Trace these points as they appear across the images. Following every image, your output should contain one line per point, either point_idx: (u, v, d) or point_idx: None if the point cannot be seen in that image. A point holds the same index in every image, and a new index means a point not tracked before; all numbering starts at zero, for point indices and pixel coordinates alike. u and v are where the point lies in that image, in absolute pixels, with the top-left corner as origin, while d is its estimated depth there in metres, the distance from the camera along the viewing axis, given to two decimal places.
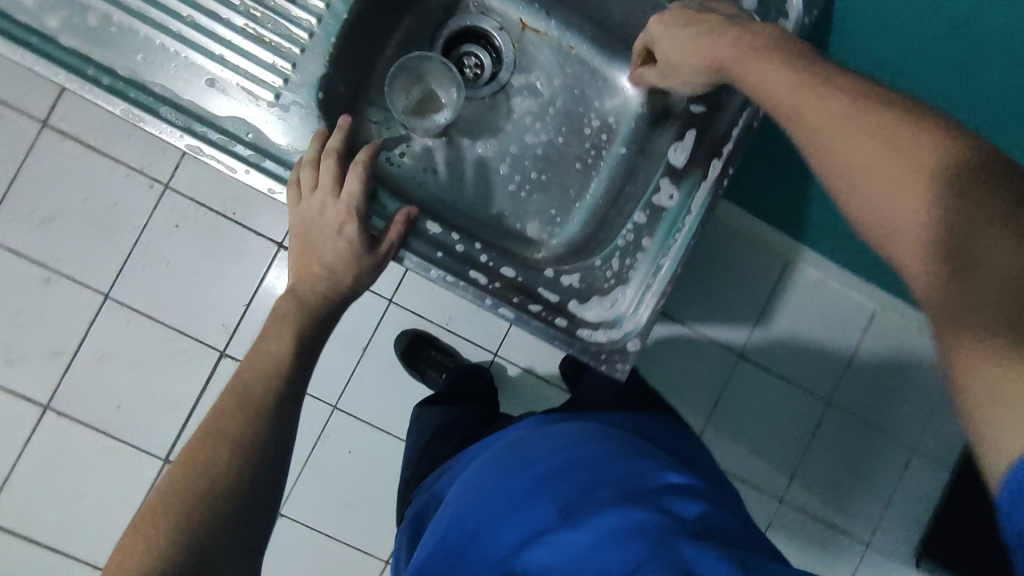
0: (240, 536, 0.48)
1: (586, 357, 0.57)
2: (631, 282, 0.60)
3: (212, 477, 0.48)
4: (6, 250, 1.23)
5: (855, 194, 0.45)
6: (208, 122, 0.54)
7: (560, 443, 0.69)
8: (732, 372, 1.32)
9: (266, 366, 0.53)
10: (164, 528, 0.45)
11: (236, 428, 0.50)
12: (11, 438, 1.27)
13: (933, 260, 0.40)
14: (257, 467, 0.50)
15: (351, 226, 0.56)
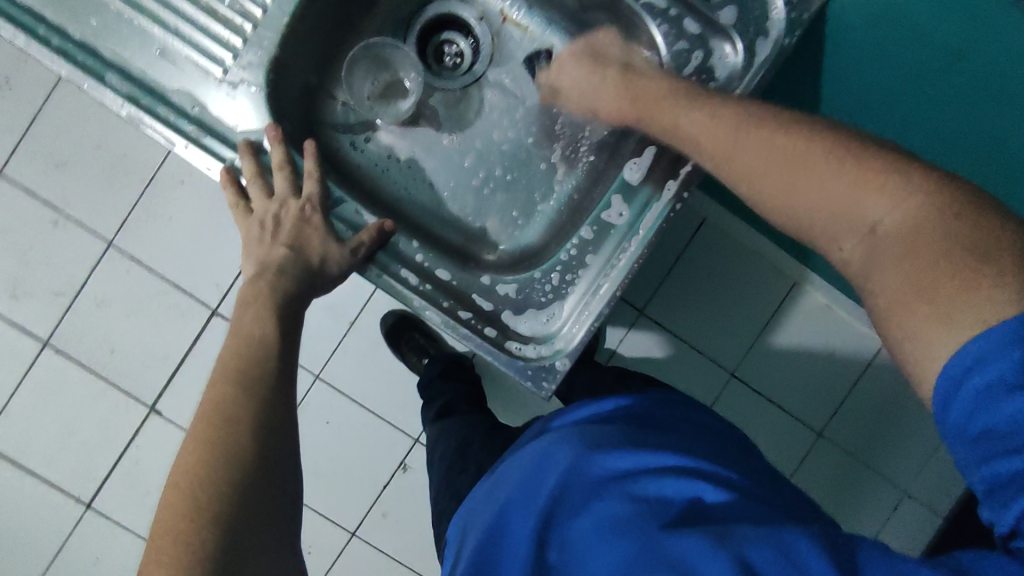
0: (268, 513, 0.47)
1: (512, 372, 0.55)
2: (569, 298, 0.59)
3: (224, 467, 0.45)
4: (19, 189, 1.27)
5: (778, 201, 0.51)
6: (154, 92, 0.55)
7: (542, 448, 0.66)
8: (722, 387, 1.29)
9: (251, 346, 0.50)
10: (195, 529, 0.43)
11: (235, 411, 0.47)
12: (12, 367, 1.33)
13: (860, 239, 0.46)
14: (264, 444, 0.48)
15: (315, 216, 0.56)
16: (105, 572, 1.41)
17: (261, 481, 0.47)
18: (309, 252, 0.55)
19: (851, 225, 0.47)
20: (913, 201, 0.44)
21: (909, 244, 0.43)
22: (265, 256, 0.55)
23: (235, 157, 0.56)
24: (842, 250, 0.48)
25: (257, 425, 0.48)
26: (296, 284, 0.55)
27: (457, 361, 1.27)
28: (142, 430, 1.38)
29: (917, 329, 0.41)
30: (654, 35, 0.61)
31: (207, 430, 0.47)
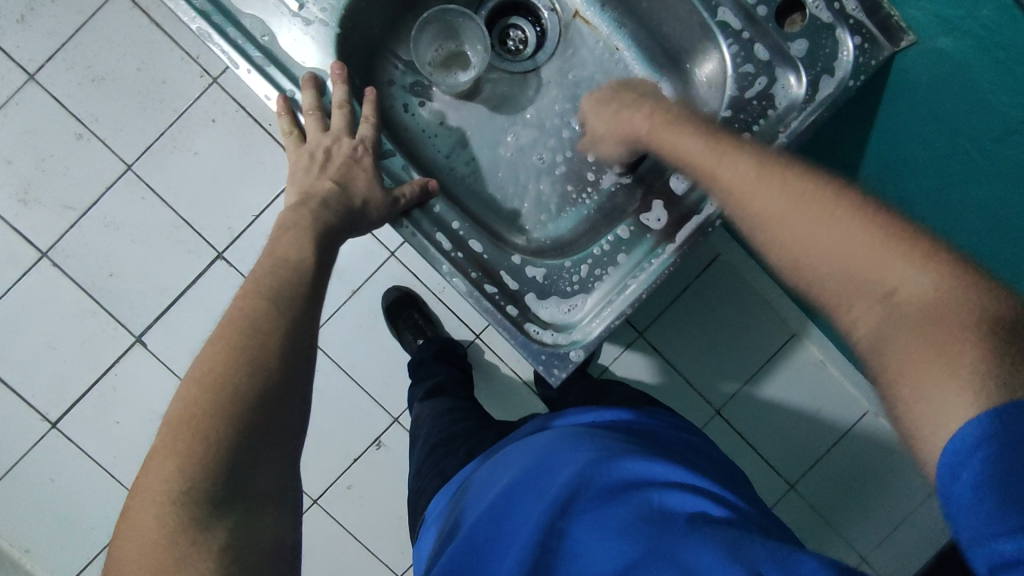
0: (276, 433, 0.44)
1: (526, 353, 0.56)
2: (593, 293, 0.59)
3: (245, 372, 0.44)
4: (48, 95, 1.27)
5: (788, 243, 0.49)
6: (228, 14, 0.55)
7: (556, 440, 0.65)
8: (710, 420, 1.29)
9: (285, 265, 0.49)
10: (204, 429, 0.42)
11: (264, 321, 0.46)
12: (5, 272, 1.32)
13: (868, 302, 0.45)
14: (284, 360, 0.46)
15: (366, 158, 0.56)
16: (57, 496, 1.39)
17: (277, 404, 0.45)
18: (354, 191, 0.54)
19: (869, 283, 0.45)
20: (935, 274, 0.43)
21: (930, 311, 0.42)
22: (308, 186, 0.55)
23: (295, 90, 0.56)
24: (850, 314, 0.46)
25: (280, 340, 0.46)
26: (337, 218, 0.53)
27: (451, 347, 1.27)
28: (123, 359, 1.37)
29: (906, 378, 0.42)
30: (725, 55, 0.61)
31: (228, 337, 0.45)
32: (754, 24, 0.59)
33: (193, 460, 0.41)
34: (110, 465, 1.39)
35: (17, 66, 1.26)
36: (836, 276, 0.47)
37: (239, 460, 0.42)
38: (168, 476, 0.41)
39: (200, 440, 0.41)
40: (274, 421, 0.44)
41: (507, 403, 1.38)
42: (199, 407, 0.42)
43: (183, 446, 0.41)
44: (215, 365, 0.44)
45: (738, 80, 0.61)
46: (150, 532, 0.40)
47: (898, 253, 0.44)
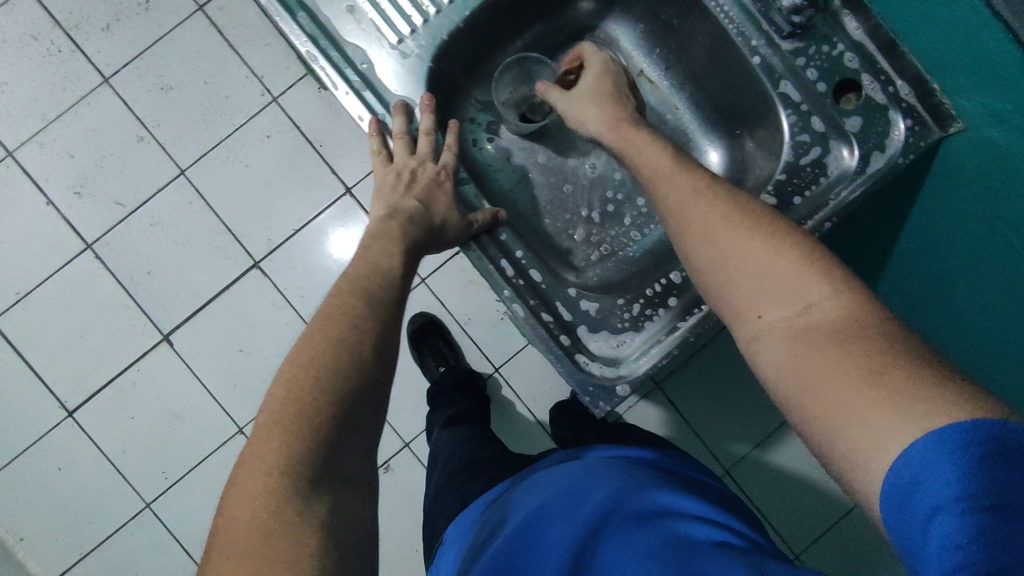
0: (362, 420, 0.50)
1: (575, 383, 0.58)
2: (642, 332, 0.61)
3: (344, 364, 0.50)
4: (118, 98, 1.40)
5: (720, 260, 0.55)
6: (333, 41, 0.60)
7: (583, 471, 0.67)
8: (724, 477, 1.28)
9: (378, 276, 0.56)
10: (309, 411, 0.48)
11: (363, 322, 0.53)
12: (51, 259, 1.40)
13: (777, 316, 0.50)
14: (376, 357, 0.52)
15: (448, 182, 0.61)
16: (61, 485, 1.39)
17: (363, 392, 0.51)
18: (435, 212, 0.60)
19: (784, 305, 0.50)
20: (851, 303, 0.47)
21: (838, 333, 0.46)
22: (394, 203, 0.60)
23: (386, 113, 0.61)
24: (760, 322, 0.51)
25: (374, 339, 0.53)
26: (419, 235, 0.58)
27: (471, 378, 1.28)
28: (148, 355, 1.41)
29: (821, 384, 0.45)
30: (783, 123, 0.65)
31: (331, 334, 0.52)
32: (813, 98, 0.63)
33: (297, 438, 0.47)
34: (118, 459, 1.40)
35: (95, 70, 1.40)
36: (759, 294, 0.52)
37: (333, 438, 0.48)
38: (274, 444, 0.47)
39: (301, 418, 0.48)
40: (362, 410, 0.51)
41: (519, 441, 1.38)
42: (304, 393, 0.49)
43: (287, 422, 0.48)
44: (313, 354, 0.51)
45: (794, 147, 0.64)
46: (258, 493, 0.46)
47: (819, 280, 0.49)
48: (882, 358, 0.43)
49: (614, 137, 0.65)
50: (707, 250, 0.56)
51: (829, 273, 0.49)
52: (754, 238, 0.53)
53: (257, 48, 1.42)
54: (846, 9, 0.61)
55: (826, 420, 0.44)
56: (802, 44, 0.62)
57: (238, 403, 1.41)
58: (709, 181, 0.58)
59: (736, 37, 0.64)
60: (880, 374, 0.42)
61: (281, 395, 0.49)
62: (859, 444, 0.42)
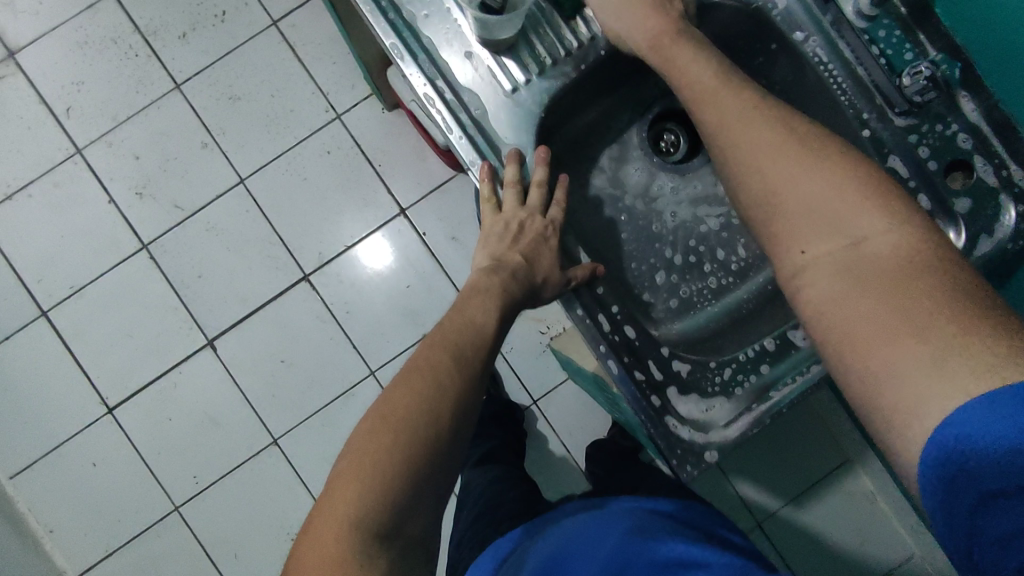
0: (435, 480, 0.49)
1: (663, 445, 0.57)
2: (732, 398, 0.61)
3: (426, 419, 0.49)
4: (187, 104, 1.43)
5: (774, 186, 0.51)
6: (450, 84, 0.60)
7: (594, 530, 0.66)
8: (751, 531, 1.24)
9: (462, 326, 0.56)
10: (385, 466, 0.46)
11: (450, 378, 0.52)
12: (107, 256, 1.42)
13: (820, 252, 0.48)
14: (457, 415, 0.51)
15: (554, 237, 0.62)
16: (94, 481, 1.40)
17: (443, 460, 0.50)
18: (538, 269, 0.61)
19: (832, 236, 0.48)
20: (906, 238, 0.45)
21: (896, 276, 0.44)
22: (498, 254, 0.62)
23: (498, 160, 0.62)
24: (806, 258, 0.49)
25: (457, 396, 0.52)
26: (521, 291, 0.60)
27: (510, 412, 1.29)
28: (191, 359, 1.41)
29: (878, 347, 0.43)
30: None
31: (415, 386, 0.51)
32: (923, 175, 0.61)
33: (371, 494, 0.45)
34: (151, 460, 1.40)
35: (168, 76, 1.43)
36: (796, 226, 0.50)
37: (409, 504, 0.47)
38: (348, 501, 0.45)
39: (379, 479, 0.46)
40: (437, 471, 0.49)
41: (551, 478, 1.36)
42: (384, 446, 0.47)
43: (362, 476, 0.46)
44: (397, 409, 0.50)
45: None
46: (328, 552, 0.44)
47: (878, 209, 0.46)
48: (954, 311, 0.41)
49: (650, 41, 0.59)
50: (748, 173, 0.52)
51: (885, 206, 0.47)
52: (814, 162, 0.50)
53: (325, 66, 1.44)
54: (965, 89, 0.60)
55: (862, 351, 0.44)
56: (915, 121, 0.61)
57: (274, 414, 1.41)
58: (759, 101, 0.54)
59: (846, 108, 0.63)
60: (945, 332, 0.40)
61: (358, 445, 0.48)
62: (893, 396, 0.41)
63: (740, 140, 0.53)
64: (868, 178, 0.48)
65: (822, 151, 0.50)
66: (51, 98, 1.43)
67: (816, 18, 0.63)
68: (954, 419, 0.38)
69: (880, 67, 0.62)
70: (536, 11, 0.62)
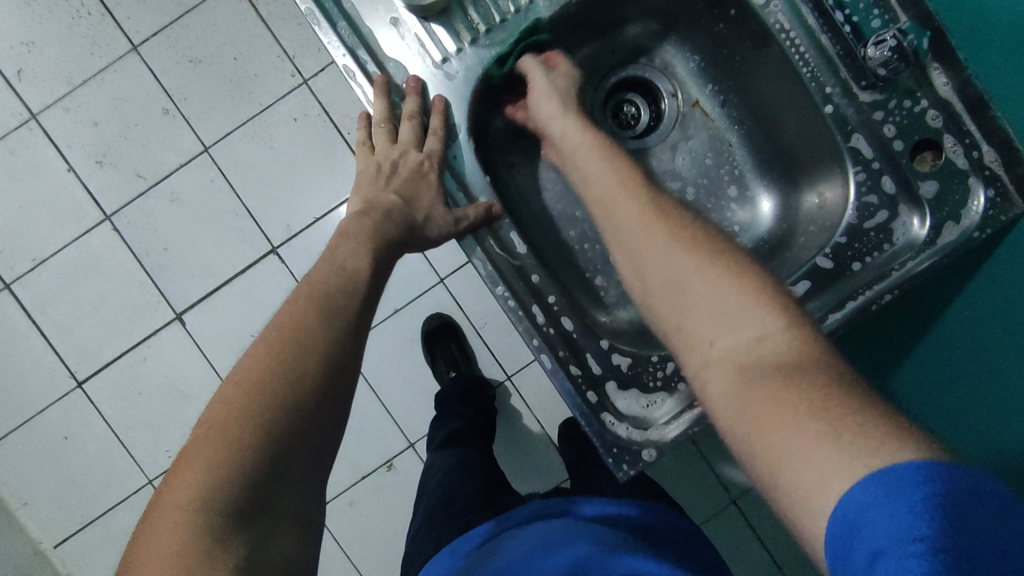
0: (297, 446, 0.51)
1: (599, 443, 0.59)
2: (674, 394, 0.61)
3: (286, 383, 0.52)
4: (145, 68, 1.37)
5: (674, 290, 0.53)
6: (371, 52, 0.62)
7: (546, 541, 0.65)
8: (712, 518, 1.20)
9: (341, 287, 0.60)
10: (241, 435, 0.49)
11: (313, 335, 0.56)
12: (69, 227, 1.38)
13: (720, 349, 0.49)
14: (322, 378, 0.54)
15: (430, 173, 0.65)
16: (66, 454, 1.40)
17: (299, 437, 0.51)
18: (416, 207, 0.66)
19: (739, 336, 0.48)
20: (799, 341, 0.47)
21: (790, 373, 0.45)
22: (373, 195, 0.69)
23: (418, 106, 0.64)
24: (711, 348, 0.49)
25: (323, 357, 0.55)
26: (397, 229, 0.66)
27: (480, 387, 1.25)
28: (160, 333, 1.39)
29: (781, 441, 0.43)
30: (850, 180, 0.65)
31: (277, 349, 0.54)
32: (887, 157, 0.61)
33: (227, 466, 0.48)
34: (123, 434, 1.39)
35: (124, 37, 1.36)
36: (693, 326, 0.51)
37: (263, 484, 0.48)
38: (191, 486, 0.47)
39: (228, 450, 0.48)
40: (300, 439, 0.51)
41: (524, 453, 1.35)
42: (241, 418, 0.50)
43: (216, 448, 0.48)
44: (241, 399, 0.51)
45: (858, 208, 0.64)
46: (173, 527, 0.45)
47: (772, 314, 0.48)
48: (852, 413, 0.41)
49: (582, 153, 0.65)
50: (657, 274, 0.54)
51: (774, 306, 0.49)
52: (709, 263, 0.52)
53: (290, 27, 1.37)
54: (936, 61, 0.58)
55: (767, 457, 0.43)
56: (882, 98, 0.60)
57: None
58: (658, 204, 0.57)
59: (810, 84, 0.62)
60: (844, 426, 0.41)
61: (217, 417, 0.50)
62: (802, 481, 0.41)
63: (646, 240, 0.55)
64: (761, 284, 0.50)
65: (724, 258, 0.52)
66: (1, 60, 1.36)
67: None
68: (846, 502, 0.38)
69: (845, 36, 0.59)
70: None
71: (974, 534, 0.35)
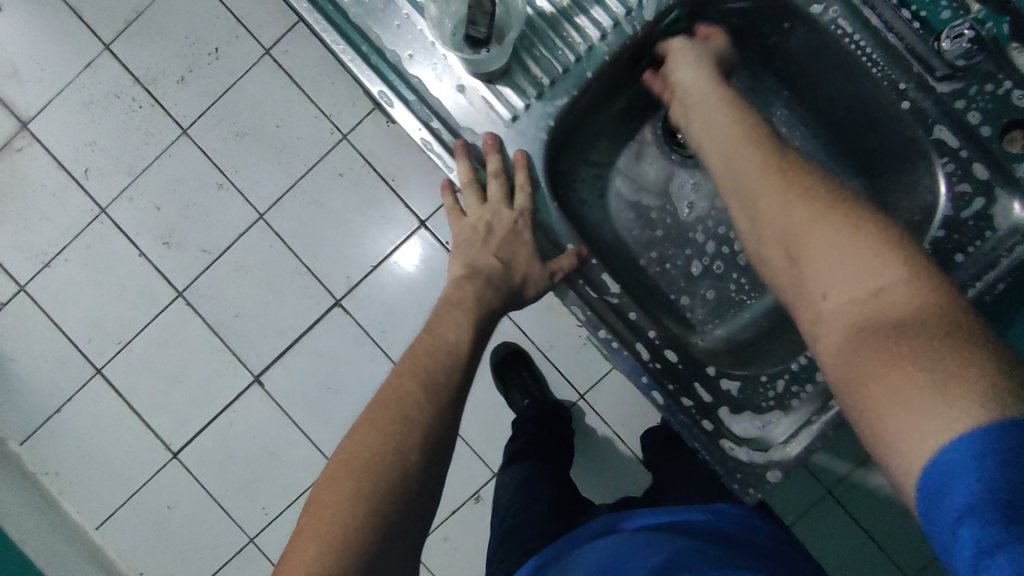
0: (406, 509, 0.56)
1: (724, 469, 0.63)
2: (790, 411, 0.65)
3: (392, 451, 0.57)
4: (197, 147, 1.44)
5: (800, 250, 0.55)
6: (444, 124, 0.67)
7: (613, 547, 0.74)
8: (804, 516, 1.17)
9: (446, 355, 0.64)
10: (357, 501, 0.54)
11: (417, 408, 0.60)
12: (147, 307, 1.46)
13: (839, 296, 0.51)
14: (423, 445, 0.58)
15: (523, 232, 0.69)
16: (171, 522, 1.46)
17: (404, 502, 0.56)
18: (515, 268, 0.70)
19: (854, 284, 0.50)
20: (923, 288, 0.47)
21: (909, 322, 0.46)
22: (473, 257, 0.71)
23: (506, 169, 0.69)
24: (825, 297, 0.53)
25: (425, 426, 0.59)
26: (498, 294, 0.69)
27: (557, 413, 1.27)
28: (241, 397, 1.45)
29: (885, 394, 0.45)
30: (940, 174, 0.67)
31: (383, 417, 0.59)
32: (975, 144, 0.65)
33: (347, 531, 0.52)
34: (220, 496, 1.45)
35: (174, 123, 1.44)
36: (817, 272, 0.53)
37: (375, 558, 0.52)
38: (308, 563, 0.51)
39: (345, 516, 0.53)
40: (408, 503, 0.56)
41: (610, 470, 1.35)
42: (356, 486, 0.55)
43: (333, 519, 0.53)
44: (346, 472, 0.56)
45: (953, 199, 0.66)
46: None
47: (893, 263, 0.49)
48: (970, 363, 0.42)
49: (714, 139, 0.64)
50: (771, 230, 0.57)
51: (909, 254, 0.49)
52: (833, 214, 0.53)
53: (325, 87, 1.42)
54: (1016, 42, 0.61)
55: (870, 407, 0.46)
56: (960, 84, 0.63)
57: (330, 439, 1.44)
58: (773, 160, 0.59)
59: (883, 82, 0.66)
60: (963, 375, 0.42)
61: (334, 490, 0.55)
62: (901, 435, 0.44)
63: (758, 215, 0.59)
64: (881, 232, 0.51)
65: (841, 210, 0.53)
66: (69, 160, 1.46)
67: None
68: (935, 462, 0.41)
69: (914, 31, 0.64)
70: (526, 33, 0.67)
71: (981, 490, 0.39)
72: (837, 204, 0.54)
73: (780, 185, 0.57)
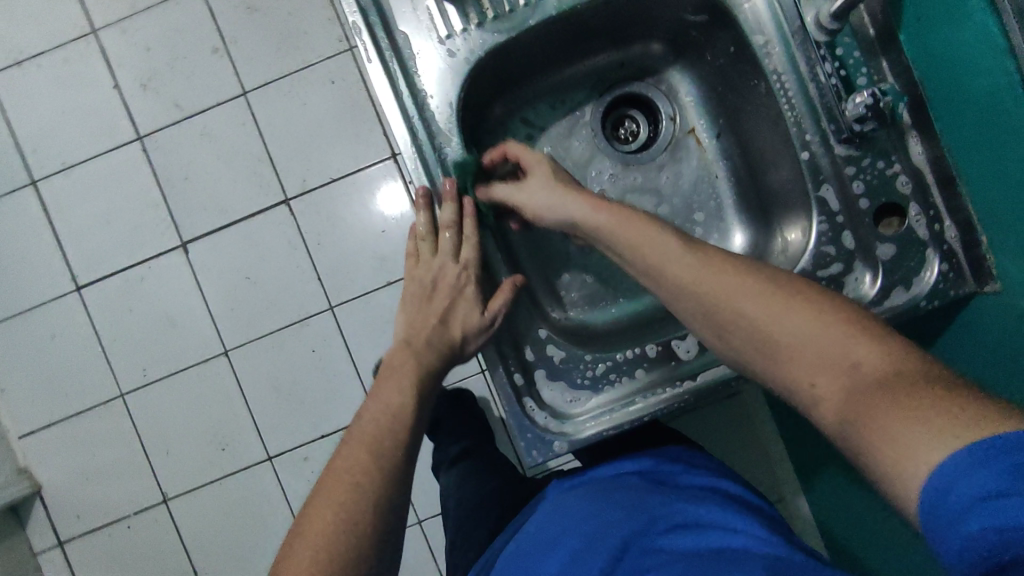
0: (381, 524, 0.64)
1: (519, 425, 0.73)
2: (598, 394, 0.75)
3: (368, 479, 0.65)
4: (204, 6, 1.43)
5: (748, 326, 0.56)
6: (381, 19, 0.72)
7: (586, 509, 0.73)
8: None
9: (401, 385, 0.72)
10: (341, 533, 0.62)
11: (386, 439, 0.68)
12: (103, 140, 1.45)
13: (806, 370, 0.52)
14: (395, 467, 0.67)
15: (466, 282, 0.76)
16: (51, 351, 1.45)
17: (385, 521, 0.65)
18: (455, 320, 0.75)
19: (819, 364, 0.51)
20: (876, 347, 0.49)
21: (882, 378, 0.47)
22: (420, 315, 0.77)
23: (425, 87, 0.73)
24: (814, 386, 0.51)
25: (396, 455, 0.67)
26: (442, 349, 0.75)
27: None
28: (162, 256, 1.44)
29: (896, 433, 0.43)
30: (815, 229, 0.72)
31: (360, 456, 0.67)
32: (851, 213, 0.70)
33: (336, 560, 0.60)
34: (107, 344, 1.45)
35: None
36: (780, 339, 0.54)
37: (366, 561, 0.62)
38: None
39: (335, 550, 0.61)
40: (386, 523, 0.65)
41: None
42: (338, 519, 0.63)
43: (324, 554, 0.61)
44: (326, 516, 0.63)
45: (817, 257, 0.72)
46: None
47: (839, 326, 0.51)
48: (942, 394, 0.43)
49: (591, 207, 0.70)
50: (710, 304, 0.58)
51: (846, 320, 0.52)
52: (749, 284, 0.57)
53: None
54: (915, 129, 0.67)
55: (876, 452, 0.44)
56: (858, 153, 0.68)
57: (231, 328, 1.44)
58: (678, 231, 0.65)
59: (796, 134, 0.70)
60: (955, 407, 0.42)
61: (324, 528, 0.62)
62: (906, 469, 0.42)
63: (679, 284, 0.61)
64: (811, 298, 0.55)
65: (757, 278, 0.58)
66: None
67: (782, 31, 0.69)
68: (944, 470, 0.40)
69: (832, 91, 0.66)
70: None
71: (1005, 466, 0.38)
72: (767, 280, 0.57)
73: (699, 256, 0.61)
